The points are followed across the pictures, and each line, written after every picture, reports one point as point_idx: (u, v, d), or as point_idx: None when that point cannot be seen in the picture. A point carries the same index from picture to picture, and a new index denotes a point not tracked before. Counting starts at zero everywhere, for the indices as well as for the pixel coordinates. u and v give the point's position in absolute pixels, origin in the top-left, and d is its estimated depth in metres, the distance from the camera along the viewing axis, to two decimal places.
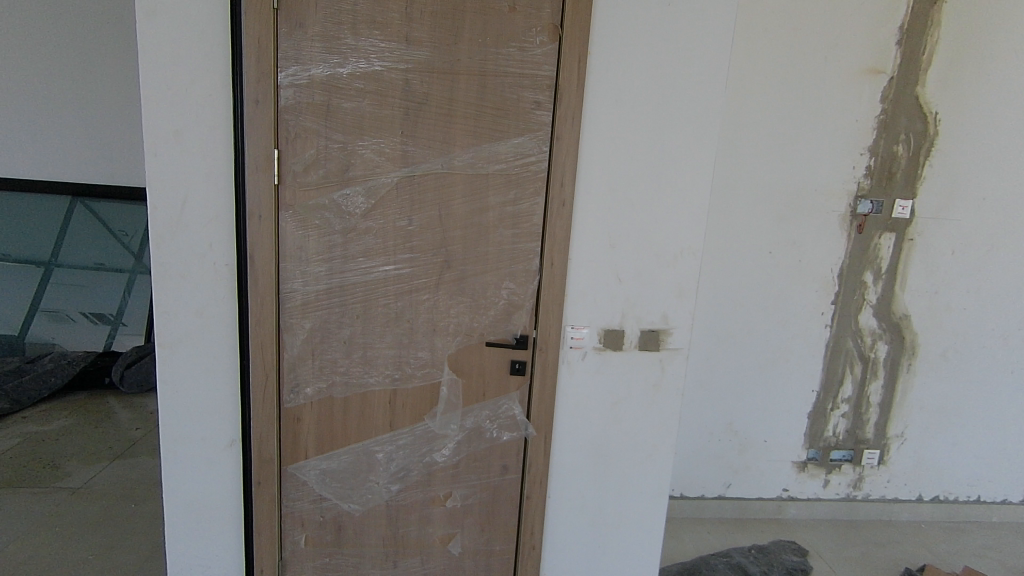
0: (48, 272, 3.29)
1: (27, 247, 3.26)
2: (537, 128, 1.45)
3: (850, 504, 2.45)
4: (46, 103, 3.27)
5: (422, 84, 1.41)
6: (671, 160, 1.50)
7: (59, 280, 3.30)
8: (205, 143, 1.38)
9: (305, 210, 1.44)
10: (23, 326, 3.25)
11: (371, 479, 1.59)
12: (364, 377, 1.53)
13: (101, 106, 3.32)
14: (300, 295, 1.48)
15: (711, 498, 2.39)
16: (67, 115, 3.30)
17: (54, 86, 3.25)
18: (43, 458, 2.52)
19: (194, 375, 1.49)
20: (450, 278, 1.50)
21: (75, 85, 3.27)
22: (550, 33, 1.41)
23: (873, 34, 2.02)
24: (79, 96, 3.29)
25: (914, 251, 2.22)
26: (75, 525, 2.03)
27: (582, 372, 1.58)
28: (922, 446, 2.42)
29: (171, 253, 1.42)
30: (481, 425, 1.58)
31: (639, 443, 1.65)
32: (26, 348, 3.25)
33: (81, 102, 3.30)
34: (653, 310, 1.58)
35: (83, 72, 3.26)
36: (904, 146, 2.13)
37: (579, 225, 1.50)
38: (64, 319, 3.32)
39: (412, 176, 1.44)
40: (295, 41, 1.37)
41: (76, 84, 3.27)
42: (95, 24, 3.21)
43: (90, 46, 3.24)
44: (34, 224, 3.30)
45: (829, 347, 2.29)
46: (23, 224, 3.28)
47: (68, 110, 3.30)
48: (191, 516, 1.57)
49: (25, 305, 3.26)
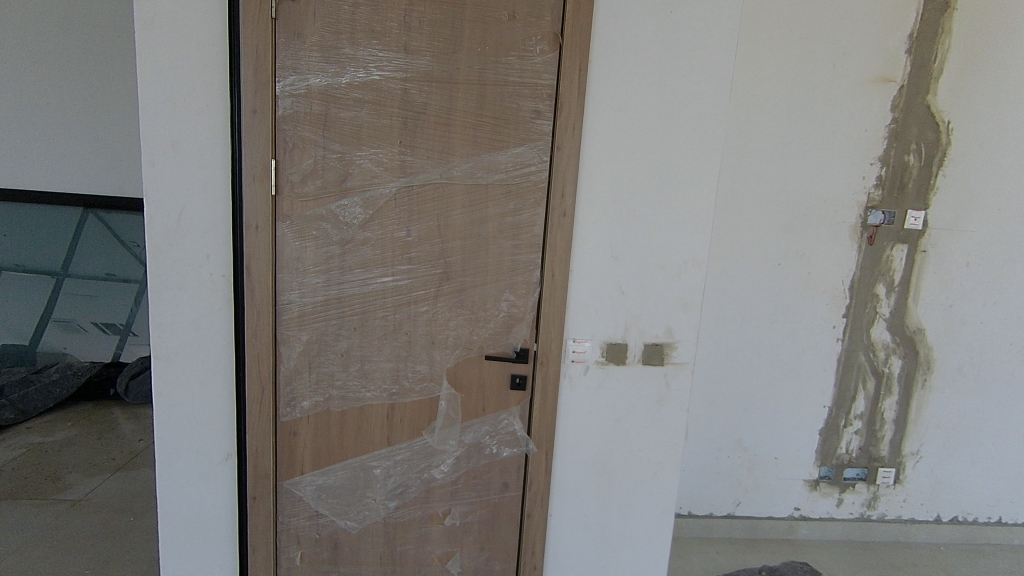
0: (58, 284, 3.31)
1: (41, 258, 3.30)
2: (537, 137, 1.43)
3: (865, 524, 2.37)
4: (52, 114, 3.30)
5: (421, 93, 1.39)
6: (676, 169, 1.46)
7: (70, 290, 3.33)
8: (203, 154, 1.38)
9: (303, 221, 1.42)
10: (34, 334, 3.29)
11: (368, 495, 1.55)
12: (361, 391, 1.50)
13: (103, 115, 3.34)
14: (297, 306, 1.46)
15: (720, 517, 2.33)
16: (71, 125, 3.32)
17: (59, 97, 3.28)
18: (45, 469, 2.51)
19: (189, 387, 1.47)
20: (450, 290, 1.47)
21: (78, 95, 3.29)
22: (550, 41, 1.39)
23: (881, 42, 1.99)
24: (90, 112, 3.32)
25: (928, 263, 2.16)
26: (72, 538, 2.01)
27: (585, 386, 1.54)
28: (939, 464, 2.34)
29: (168, 264, 1.41)
30: (481, 441, 1.54)
31: (644, 460, 1.60)
32: (37, 356, 3.31)
33: (84, 111, 3.32)
34: (657, 323, 1.53)
35: (95, 87, 3.29)
36: (915, 156, 2.08)
37: (580, 236, 1.47)
38: (72, 330, 3.33)
39: (411, 186, 1.42)
40: (293, 51, 1.36)
41: (89, 100, 3.31)
42: (96, 33, 3.23)
43: (91, 55, 3.26)
44: (46, 235, 3.32)
45: (841, 362, 2.23)
46: (37, 234, 3.31)
47: (72, 120, 3.32)
48: (185, 532, 1.54)
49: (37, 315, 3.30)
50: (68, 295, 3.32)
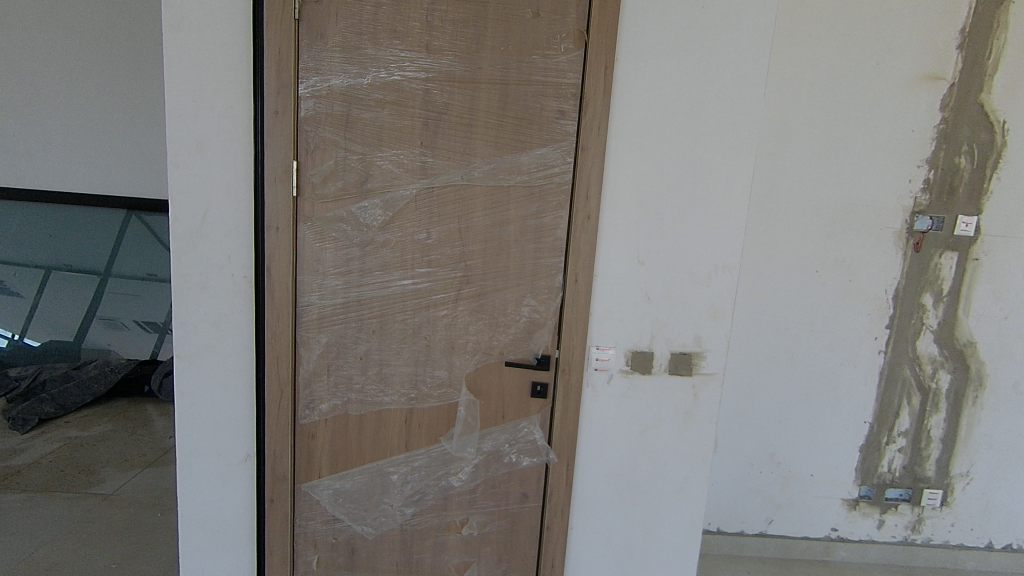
0: (103, 283, 3.44)
1: (89, 257, 3.43)
2: (561, 138, 1.39)
3: (909, 548, 2.24)
4: (92, 118, 3.37)
5: (443, 94, 1.37)
6: (707, 171, 1.40)
7: (113, 289, 3.44)
8: (226, 155, 1.38)
9: (323, 222, 1.41)
10: (80, 331, 3.45)
11: (385, 501, 1.53)
12: (379, 395, 1.48)
13: (139, 116, 3.39)
14: (316, 308, 1.45)
15: (752, 535, 2.23)
16: (110, 128, 3.39)
17: (97, 100, 3.35)
18: (80, 463, 2.57)
19: (210, 387, 1.48)
20: (470, 294, 1.44)
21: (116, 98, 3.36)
22: (575, 39, 1.35)
23: (931, 38, 1.88)
24: (130, 118, 3.39)
25: (980, 272, 2.03)
26: (101, 532, 2.05)
27: (608, 396, 1.49)
28: (991, 487, 2.19)
29: (191, 265, 1.42)
30: (499, 449, 1.50)
31: (669, 474, 1.53)
32: (81, 353, 3.46)
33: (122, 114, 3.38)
34: (685, 332, 1.47)
35: (134, 93, 3.35)
36: (967, 158, 1.96)
37: (605, 239, 1.42)
38: (116, 327, 3.46)
39: (431, 188, 1.40)
40: (316, 52, 1.35)
41: (129, 106, 3.38)
42: (129, 35, 3.29)
43: (126, 57, 3.31)
44: (94, 235, 3.44)
45: (883, 375, 2.11)
46: (85, 234, 3.43)
47: (111, 123, 3.39)
48: (204, 532, 1.54)
49: (84, 312, 3.45)
50: (111, 294, 3.45)
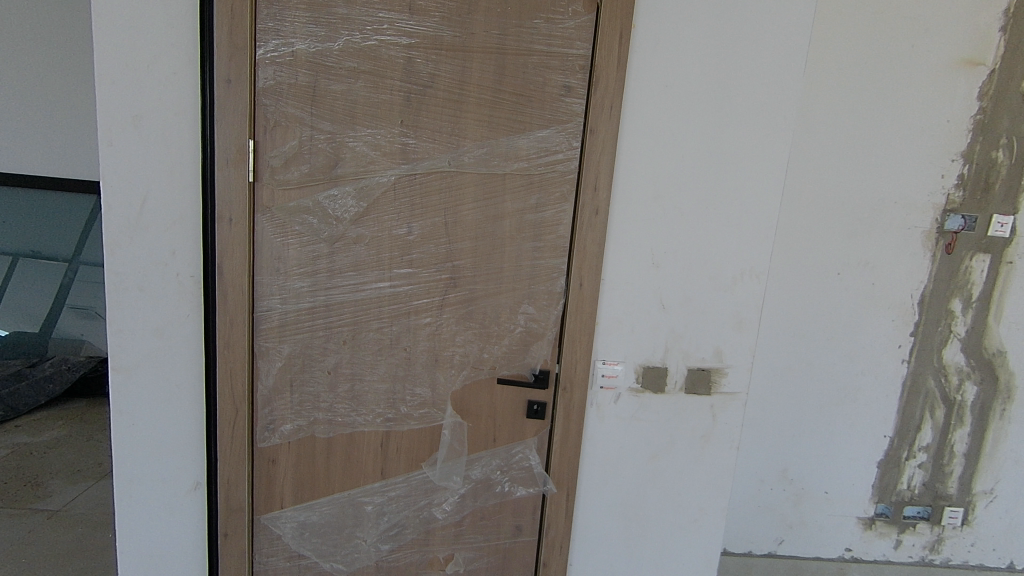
0: (71, 271, 3.15)
1: (54, 244, 3.12)
2: (567, 119, 1.18)
3: (926, 570, 2.09)
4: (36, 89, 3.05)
5: (428, 64, 1.16)
6: (735, 159, 1.21)
7: (84, 277, 3.17)
8: (169, 132, 1.16)
9: (284, 213, 1.19)
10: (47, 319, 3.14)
11: (358, 536, 1.33)
12: (351, 416, 1.28)
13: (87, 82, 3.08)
14: (278, 314, 1.24)
15: (760, 556, 2.07)
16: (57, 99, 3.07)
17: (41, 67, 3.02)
18: (26, 474, 2.34)
19: (153, 405, 1.26)
20: (458, 300, 1.24)
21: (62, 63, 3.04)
22: (585, 2, 1.14)
23: (972, 17, 1.70)
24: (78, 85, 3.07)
25: (1014, 276, 1.87)
26: (43, 556, 1.83)
27: (615, 417, 1.30)
28: (1015, 505, 2.05)
29: (128, 262, 1.20)
30: (490, 477, 1.31)
31: (682, 505, 1.35)
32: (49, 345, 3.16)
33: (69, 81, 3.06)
34: (704, 344, 1.28)
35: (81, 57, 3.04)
36: (1005, 152, 1.79)
37: (615, 237, 1.22)
38: (89, 317, 3.20)
39: (413, 175, 1.19)
40: (277, 10, 1.14)
41: (77, 74, 3.06)
42: None
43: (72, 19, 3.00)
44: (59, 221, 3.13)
45: (906, 386, 1.94)
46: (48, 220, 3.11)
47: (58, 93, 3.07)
48: (149, 569, 1.34)
49: (51, 299, 3.14)
50: (82, 282, 3.17)
